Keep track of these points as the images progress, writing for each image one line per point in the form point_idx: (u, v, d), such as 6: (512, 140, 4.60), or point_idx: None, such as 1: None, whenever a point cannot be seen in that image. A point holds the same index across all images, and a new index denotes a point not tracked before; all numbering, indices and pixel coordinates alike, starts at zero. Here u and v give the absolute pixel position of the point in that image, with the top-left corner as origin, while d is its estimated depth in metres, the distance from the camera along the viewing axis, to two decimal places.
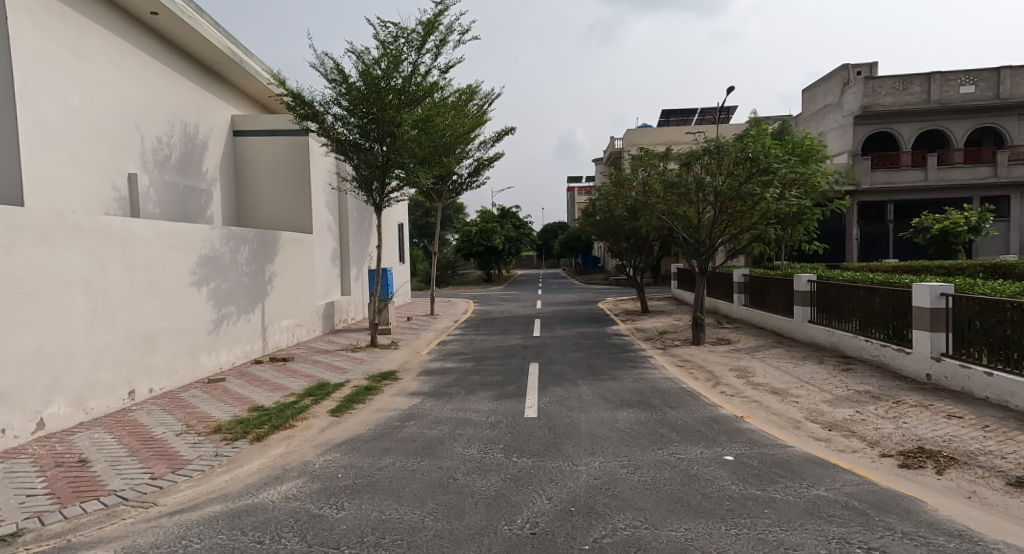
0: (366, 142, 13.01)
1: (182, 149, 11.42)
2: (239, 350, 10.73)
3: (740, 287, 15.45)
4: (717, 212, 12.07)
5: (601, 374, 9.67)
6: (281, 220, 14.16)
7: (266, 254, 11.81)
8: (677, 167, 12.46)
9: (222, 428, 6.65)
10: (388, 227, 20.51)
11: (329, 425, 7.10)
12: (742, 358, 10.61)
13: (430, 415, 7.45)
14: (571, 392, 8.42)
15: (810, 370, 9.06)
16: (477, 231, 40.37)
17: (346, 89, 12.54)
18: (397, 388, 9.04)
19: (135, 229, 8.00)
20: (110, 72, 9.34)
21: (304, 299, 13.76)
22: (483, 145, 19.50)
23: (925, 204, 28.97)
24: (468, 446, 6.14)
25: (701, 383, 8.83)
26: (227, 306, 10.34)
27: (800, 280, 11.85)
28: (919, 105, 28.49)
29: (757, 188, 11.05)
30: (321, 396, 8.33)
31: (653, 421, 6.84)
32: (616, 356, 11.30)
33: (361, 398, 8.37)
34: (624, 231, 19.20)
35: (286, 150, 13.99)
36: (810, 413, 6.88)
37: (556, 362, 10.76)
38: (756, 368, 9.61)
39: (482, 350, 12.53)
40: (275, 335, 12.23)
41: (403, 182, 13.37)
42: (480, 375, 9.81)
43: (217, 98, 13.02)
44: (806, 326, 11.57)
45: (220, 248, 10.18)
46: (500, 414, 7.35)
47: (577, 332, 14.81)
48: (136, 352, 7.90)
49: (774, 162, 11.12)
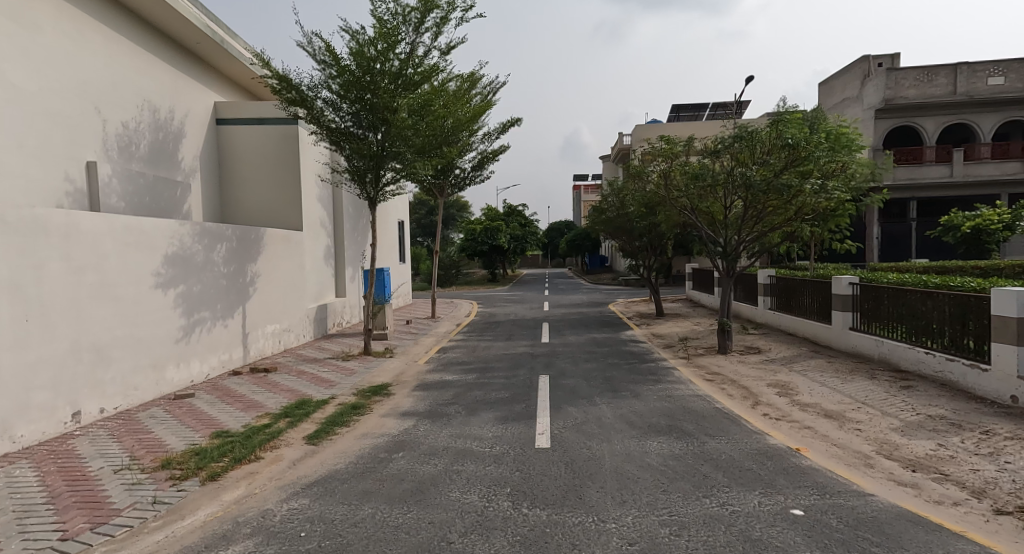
0: (359, 130, 11.89)
1: (150, 138, 10.32)
2: (215, 360, 9.61)
3: (766, 289, 14.30)
4: (747, 206, 10.86)
5: (621, 390, 8.49)
6: (269, 216, 13.12)
7: (247, 252, 10.71)
8: (702, 157, 11.22)
9: (171, 463, 5.49)
10: (385, 224, 19.40)
11: (303, 457, 5.95)
12: (778, 371, 9.43)
13: (423, 444, 6.29)
14: (589, 414, 7.26)
15: (862, 387, 7.88)
16: (481, 230, 39.20)
17: (338, 71, 11.44)
18: (389, 407, 7.90)
19: (82, 223, 6.86)
20: (63, 45, 8.23)
21: (293, 303, 12.70)
22: (484, 137, 18.36)
23: (952, 200, 27.84)
24: (467, 491, 4.97)
25: (738, 404, 7.64)
26: (200, 311, 9.22)
27: (841, 283, 10.69)
28: (945, 98, 27.10)
29: (795, 180, 9.91)
30: (299, 418, 7.20)
31: (691, 456, 5.65)
32: (635, 368, 10.14)
33: (345, 419, 7.24)
34: (638, 229, 17.94)
35: (275, 141, 12.92)
36: (881, 445, 5.70)
37: (569, 375, 9.60)
38: (798, 384, 8.41)
39: (486, 359, 11.41)
40: (258, 342, 11.11)
41: (400, 175, 12.28)
42: (482, 391, 8.67)
43: (197, 82, 11.90)
44: (847, 334, 10.39)
45: (192, 245, 9.06)
46: (507, 444, 6.19)
47: (589, 338, 13.63)
48: (82, 367, 6.76)
49: (815, 150, 9.93)
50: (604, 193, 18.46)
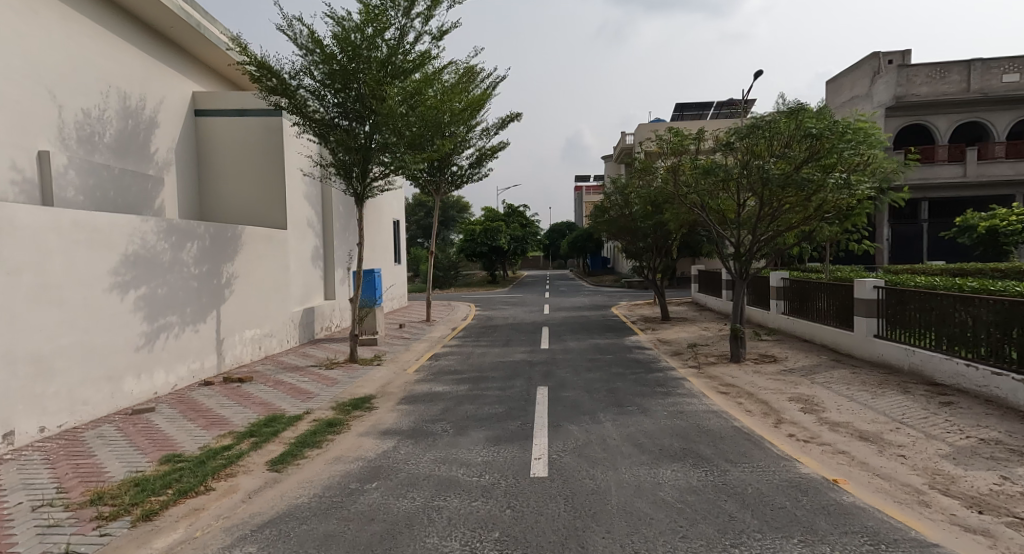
0: (345, 121, 11.12)
1: (117, 128, 9.54)
2: (183, 369, 8.81)
3: (780, 292, 13.49)
4: (762, 203, 10.05)
5: (627, 405, 7.69)
6: (251, 213, 12.35)
7: (222, 252, 9.93)
8: (716, 150, 10.39)
9: (103, 497, 4.68)
10: (379, 223, 18.64)
11: (261, 487, 5.13)
12: (798, 382, 8.61)
13: (402, 472, 5.49)
14: (592, 434, 6.45)
15: (897, 403, 7.06)
16: (481, 230, 38.50)
17: (322, 57, 10.68)
18: (369, 425, 7.10)
19: (18, 217, 6.07)
20: (11, 22, 7.46)
21: (275, 306, 11.90)
22: (483, 134, 17.59)
23: (965, 201, 26.96)
24: (447, 536, 4.17)
25: (759, 422, 6.83)
26: (166, 315, 8.42)
27: (864, 287, 9.85)
28: (958, 95, 26.32)
29: (816, 174, 9.12)
30: (266, 438, 6.39)
31: (712, 490, 4.83)
32: (641, 378, 9.33)
33: (318, 439, 6.44)
34: (642, 229, 17.11)
35: (257, 133, 12.16)
36: (933, 476, 4.90)
37: (570, 386, 8.80)
38: (823, 399, 7.60)
39: (480, 367, 10.61)
40: (235, 348, 10.31)
41: (388, 169, 11.49)
42: (474, 405, 7.86)
43: (172, 70, 11.13)
44: (872, 342, 9.56)
45: (156, 244, 8.27)
46: (497, 473, 5.39)
47: (591, 344, 12.82)
48: (16, 381, 5.96)
49: (840, 142, 9.12)
50: (607, 192, 17.62)
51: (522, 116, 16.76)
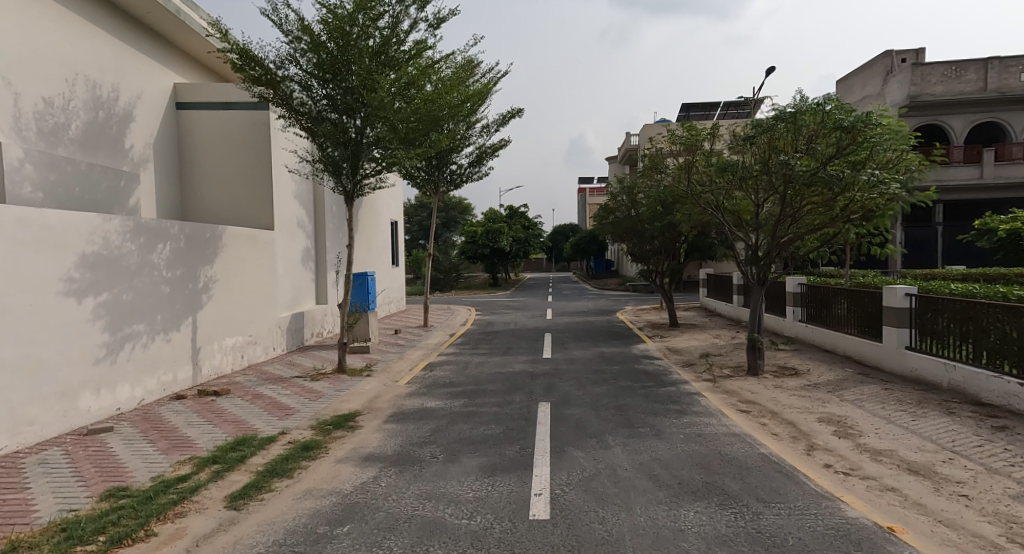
0: (334, 114, 10.35)
1: (85, 119, 8.81)
2: (152, 381, 8.06)
3: (797, 299, 12.71)
4: (784, 203, 9.27)
5: (638, 426, 6.91)
6: (236, 212, 11.64)
7: (198, 254, 9.20)
8: (734, 145, 9.60)
9: (17, 547, 3.94)
10: (375, 223, 17.91)
11: (213, 531, 4.38)
12: (826, 400, 7.82)
13: (381, 511, 4.73)
14: (600, 462, 5.69)
15: (943, 427, 6.28)
16: (482, 231, 37.74)
17: (310, 46, 9.94)
18: (349, 449, 6.33)
19: None
20: None
21: (261, 311, 11.17)
22: (483, 131, 16.86)
23: (981, 203, 26.09)
24: None
25: (788, 447, 6.05)
26: (132, 323, 7.67)
27: (894, 294, 9.05)
28: (974, 95, 25.49)
29: (846, 171, 8.33)
30: (231, 465, 5.65)
31: (744, 540, 4.07)
32: (653, 393, 8.55)
33: (290, 467, 5.70)
34: (650, 231, 16.30)
35: (244, 128, 11.46)
36: (1009, 526, 4.13)
37: (574, 402, 8.04)
38: (857, 420, 6.82)
39: (478, 379, 9.85)
40: (213, 358, 9.57)
41: (381, 165, 10.75)
42: (468, 425, 7.10)
43: (149, 59, 10.41)
44: (903, 355, 8.76)
45: (121, 245, 7.53)
46: (491, 513, 4.63)
47: (596, 353, 12.04)
48: None
49: (871, 136, 8.35)
50: (613, 192, 16.71)
51: (523, 112, 16.08)
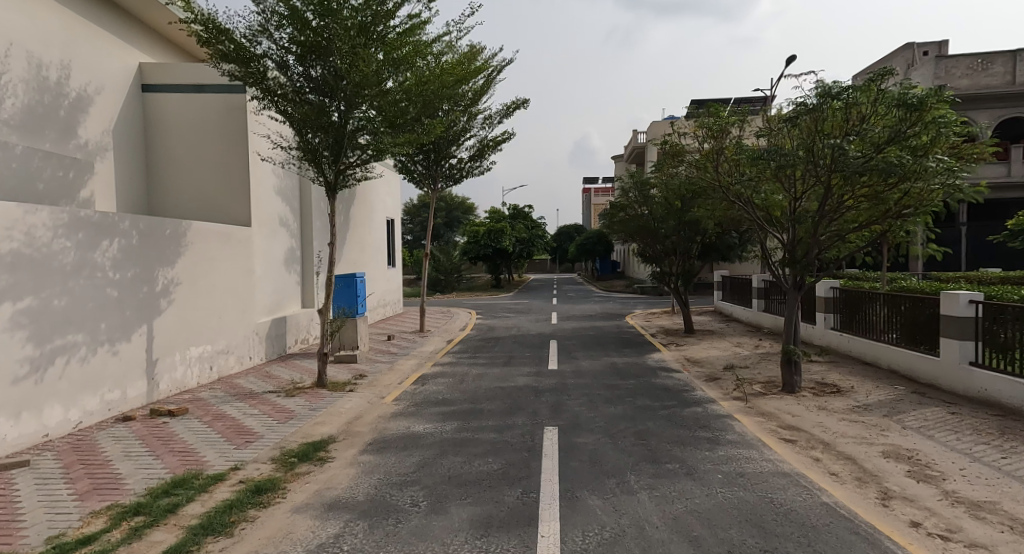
0: (315, 95, 9.16)
1: (23, 97, 7.67)
2: (93, 400, 6.90)
3: (828, 305, 11.49)
4: (827, 195, 8.05)
5: (665, 461, 5.70)
6: (209, 206, 10.48)
7: (155, 252, 8.05)
8: (767, 130, 8.42)
9: None
10: (370, 222, 16.89)
11: None
12: (885, 427, 6.61)
13: None
14: (624, 516, 4.49)
15: None
16: (484, 231, 36.59)
17: (286, 16, 8.77)
18: (312, 491, 5.15)
19: None
20: None
21: (234, 317, 10.00)
22: (484, 123, 15.69)
23: (1008, 203, 24.70)
24: None
25: (858, 495, 4.84)
26: (67, 333, 6.52)
27: (954, 301, 7.80)
28: (1002, 88, 24.14)
29: (905, 156, 7.13)
30: (158, 518, 4.47)
31: None
32: (676, 416, 7.33)
33: (231, 520, 4.50)
34: (664, 230, 15.10)
35: (217, 114, 10.33)
36: None
37: (585, 427, 6.84)
38: (932, 456, 5.60)
39: (474, 395, 8.67)
40: (174, 371, 8.42)
41: (367, 152, 9.54)
42: (461, 458, 5.91)
43: (106, 33, 9.26)
44: (967, 372, 7.54)
45: (50, 241, 6.35)
46: None
47: (608, 364, 10.84)
48: None
49: (934, 115, 7.17)
50: (624, 188, 15.56)
51: (527, 103, 15.01)
